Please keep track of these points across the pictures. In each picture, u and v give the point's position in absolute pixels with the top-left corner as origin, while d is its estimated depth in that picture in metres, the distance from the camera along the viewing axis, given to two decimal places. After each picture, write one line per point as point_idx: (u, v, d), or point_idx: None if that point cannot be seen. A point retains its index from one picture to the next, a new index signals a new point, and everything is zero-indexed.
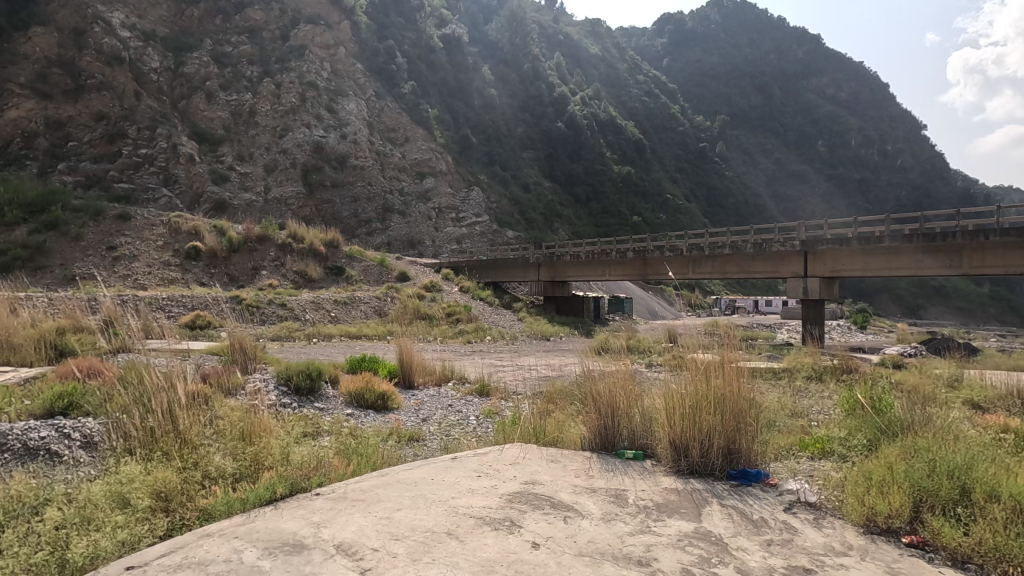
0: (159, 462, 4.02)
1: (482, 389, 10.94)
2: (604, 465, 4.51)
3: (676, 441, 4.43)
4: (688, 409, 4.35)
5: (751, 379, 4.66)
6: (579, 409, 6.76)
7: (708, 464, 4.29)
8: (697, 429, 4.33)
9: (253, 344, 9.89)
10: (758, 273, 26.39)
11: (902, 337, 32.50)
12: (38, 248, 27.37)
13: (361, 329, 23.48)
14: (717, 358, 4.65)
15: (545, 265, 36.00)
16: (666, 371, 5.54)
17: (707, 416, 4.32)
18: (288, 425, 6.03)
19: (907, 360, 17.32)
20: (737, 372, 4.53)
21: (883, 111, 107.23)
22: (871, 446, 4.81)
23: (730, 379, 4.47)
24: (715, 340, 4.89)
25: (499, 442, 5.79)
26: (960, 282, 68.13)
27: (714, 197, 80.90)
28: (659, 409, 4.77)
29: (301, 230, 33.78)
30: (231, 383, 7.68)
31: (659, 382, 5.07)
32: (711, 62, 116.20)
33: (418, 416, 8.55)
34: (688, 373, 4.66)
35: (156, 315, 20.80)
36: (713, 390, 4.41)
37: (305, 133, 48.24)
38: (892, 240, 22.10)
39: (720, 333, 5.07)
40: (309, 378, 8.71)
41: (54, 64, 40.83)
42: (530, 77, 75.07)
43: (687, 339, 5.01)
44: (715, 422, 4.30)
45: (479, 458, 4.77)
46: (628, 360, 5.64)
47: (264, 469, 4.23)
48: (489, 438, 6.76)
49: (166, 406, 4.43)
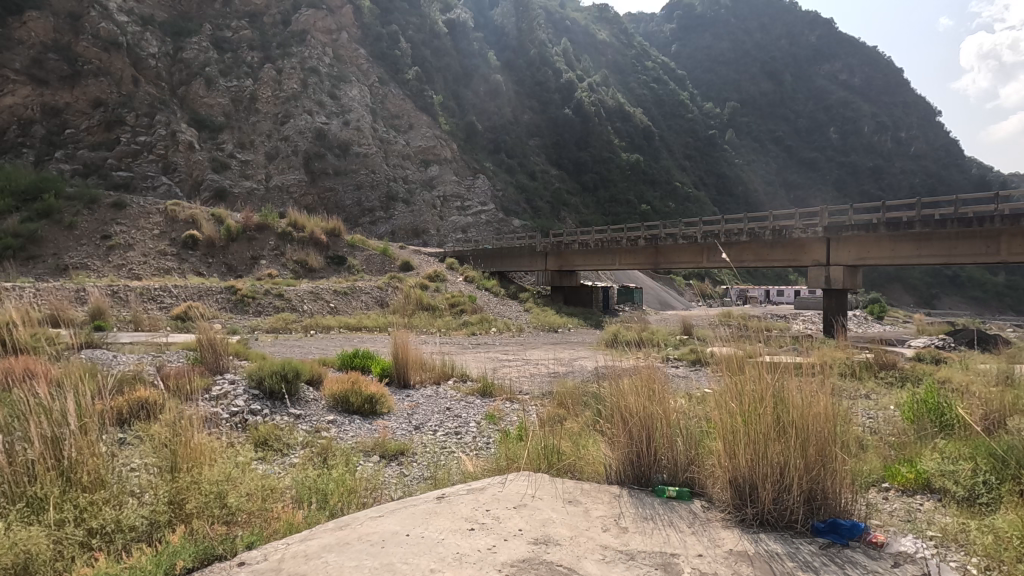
0: (26, 514, 2.93)
1: (485, 389, 9.87)
2: (638, 511, 3.35)
3: (734, 474, 3.31)
4: (747, 433, 3.27)
5: (838, 397, 3.51)
6: (595, 420, 5.71)
7: (783, 514, 3.13)
8: (760, 466, 3.21)
9: (224, 340, 8.60)
10: (776, 261, 24.93)
11: (923, 328, 30.98)
12: (30, 237, 26.47)
13: (361, 320, 22.48)
14: (756, 356, 3.64)
15: (552, 254, 34.80)
16: (691, 379, 4.49)
17: (771, 444, 3.21)
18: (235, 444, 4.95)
19: (944, 354, 16.11)
20: (812, 385, 3.40)
21: (898, 96, 104.46)
22: (987, 482, 3.70)
23: (805, 396, 3.32)
24: (756, 334, 3.87)
25: (501, 468, 4.70)
26: (977, 271, 66.28)
27: (723, 185, 79.04)
28: (712, 434, 3.61)
29: (302, 219, 32.68)
30: (192, 386, 6.71)
31: (696, 388, 3.94)
32: (721, 48, 113.82)
33: (410, 422, 7.47)
34: (730, 381, 3.58)
35: (148, 309, 20.00)
36: (774, 411, 3.30)
37: (306, 120, 47.10)
38: (923, 226, 20.72)
39: (742, 324, 4.09)
40: (285, 380, 7.54)
41: (50, 49, 39.53)
42: (536, 62, 73.31)
43: (713, 332, 3.95)
44: (785, 458, 3.16)
45: (476, 494, 3.65)
46: (652, 358, 4.53)
47: (194, 513, 3.24)
48: (489, 456, 5.64)
49: (51, 432, 3.28)
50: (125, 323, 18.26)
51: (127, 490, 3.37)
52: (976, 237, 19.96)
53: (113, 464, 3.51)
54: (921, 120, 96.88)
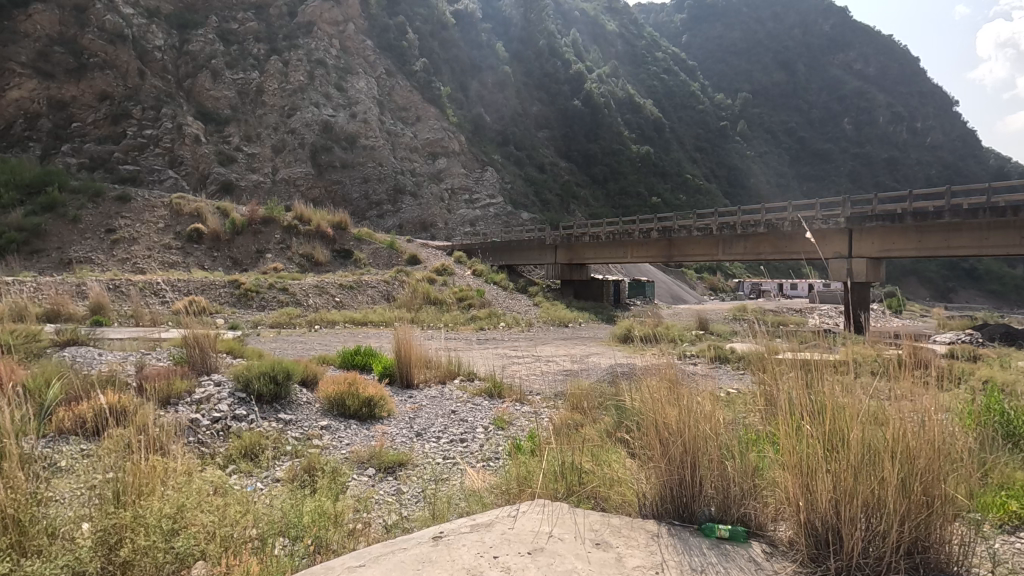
0: None
1: (494, 389, 9.19)
2: (685, 560, 2.66)
3: (807, 507, 2.66)
4: (823, 460, 2.62)
5: (947, 413, 2.83)
6: (612, 437, 5.02)
7: (873, 564, 2.46)
8: (839, 496, 2.56)
9: (211, 337, 7.90)
10: (795, 253, 24.05)
11: (945, 322, 29.90)
12: (34, 231, 26.10)
13: (367, 315, 21.93)
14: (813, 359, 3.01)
15: (562, 247, 34.06)
16: (722, 389, 3.85)
17: (860, 477, 2.55)
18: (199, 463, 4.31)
19: (980, 351, 15.18)
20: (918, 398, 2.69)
21: (914, 85, 102.08)
22: None
23: (891, 416, 2.68)
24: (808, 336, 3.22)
25: (510, 493, 4.04)
26: (995, 264, 64.63)
27: (735, 177, 77.60)
28: (783, 465, 2.88)
29: (308, 212, 32.20)
30: (170, 392, 6.11)
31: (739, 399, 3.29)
32: (733, 38, 111.86)
33: (411, 429, 6.82)
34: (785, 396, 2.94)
35: (149, 303, 19.45)
36: (851, 436, 2.65)
37: (313, 112, 46.59)
38: (952, 216, 19.75)
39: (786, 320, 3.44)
40: (275, 382, 6.86)
41: (56, 42, 39.14)
42: (545, 53, 72.13)
43: None
44: (875, 500, 2.51)
45: (482, 533, 2.96)
46: (676, 366, 3.84)
47: (134, 556, 2.70)
48: (497, 471, 4.96)
49: None
50: (126, 318, 17.85)
51: (59, 524, 2.87)
52: (1009, 228, 18.93)
53: (48, 493, 3.00)
54: (938, 110, 94.72)
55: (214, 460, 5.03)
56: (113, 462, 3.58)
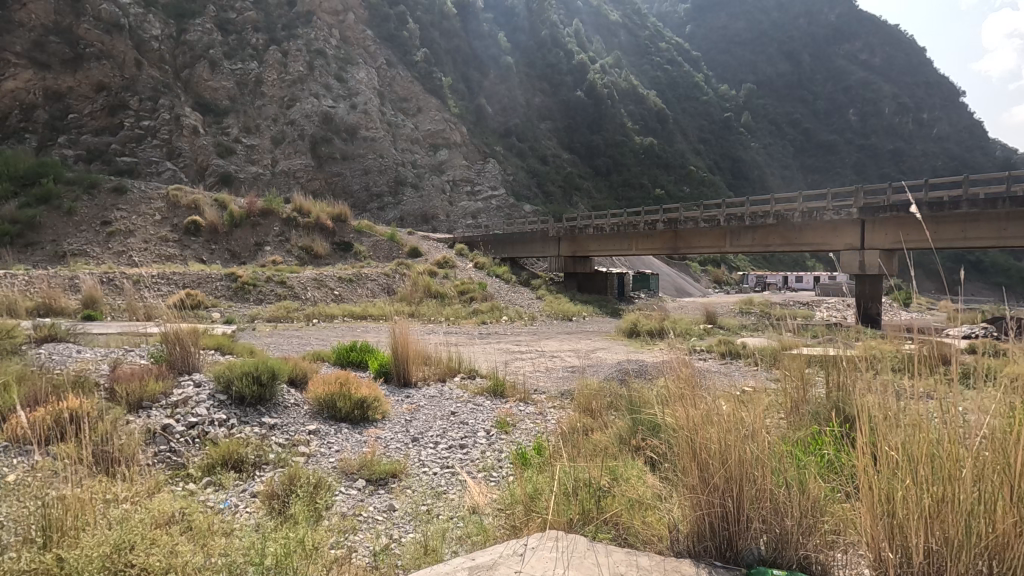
0: None
1: (497, 388, 8.66)
2: None
3: (894, 551, 2.18)
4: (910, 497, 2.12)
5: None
6: (627, 450, 4.46)
7: None
8: (937, 538, 2.08)
9: (193, 335, 7.34)
10: (805, 245, 23.37)
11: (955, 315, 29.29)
12: (29, 224, 25.56)
13: (366, 308, 21.37)
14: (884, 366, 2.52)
15: (565, 239, 33.45)
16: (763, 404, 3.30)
17: (954, 517, 2.08)
18: (158, 485, 3.79)
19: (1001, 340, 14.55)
20: None
21: (921, 76, 100.87)
22: None
23: (992, 441, 2.14)
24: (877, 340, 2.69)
25: (515, 519, 3.47)
26: (1002, 257, 63.86)
27: (738, 169, 76.71)
28: (863, 501, 2.30)
29: (307, 204, 31.67)
30: (144, 396, 5.59)
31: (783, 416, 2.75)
32: (737, 28, 110.38)
33: (407, 433, 6.29)
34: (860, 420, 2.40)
35: (143, 295, 18.82)
36: (943, 470, 2.12)
37: (313, 103, 45.86)
38: (970, 206, 19.05)
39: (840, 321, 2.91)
40: (259, 383, 6.30)
41: (51, 31, 38.29)
42: (548, 43, 71.14)
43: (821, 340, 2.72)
44: (969, 545, 2.04)
45: None
46: (696, 375, 3.28)
47: None
48: (501, 486, 4.42)
49: None
50: (118, 312, 17.38)
51: None
52: None
53: None
54: (945, 100, 93.51)
55: (187, 473, 4.53)
56: (51, 488, 3.10)
